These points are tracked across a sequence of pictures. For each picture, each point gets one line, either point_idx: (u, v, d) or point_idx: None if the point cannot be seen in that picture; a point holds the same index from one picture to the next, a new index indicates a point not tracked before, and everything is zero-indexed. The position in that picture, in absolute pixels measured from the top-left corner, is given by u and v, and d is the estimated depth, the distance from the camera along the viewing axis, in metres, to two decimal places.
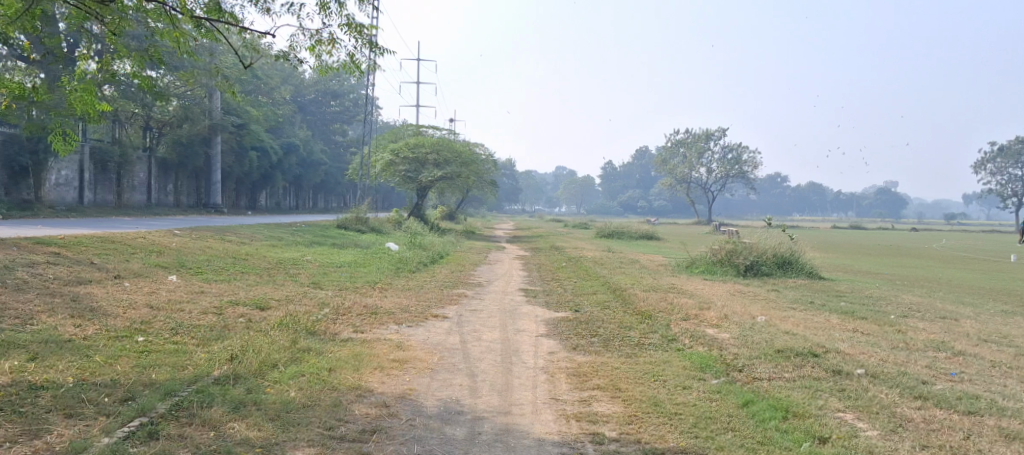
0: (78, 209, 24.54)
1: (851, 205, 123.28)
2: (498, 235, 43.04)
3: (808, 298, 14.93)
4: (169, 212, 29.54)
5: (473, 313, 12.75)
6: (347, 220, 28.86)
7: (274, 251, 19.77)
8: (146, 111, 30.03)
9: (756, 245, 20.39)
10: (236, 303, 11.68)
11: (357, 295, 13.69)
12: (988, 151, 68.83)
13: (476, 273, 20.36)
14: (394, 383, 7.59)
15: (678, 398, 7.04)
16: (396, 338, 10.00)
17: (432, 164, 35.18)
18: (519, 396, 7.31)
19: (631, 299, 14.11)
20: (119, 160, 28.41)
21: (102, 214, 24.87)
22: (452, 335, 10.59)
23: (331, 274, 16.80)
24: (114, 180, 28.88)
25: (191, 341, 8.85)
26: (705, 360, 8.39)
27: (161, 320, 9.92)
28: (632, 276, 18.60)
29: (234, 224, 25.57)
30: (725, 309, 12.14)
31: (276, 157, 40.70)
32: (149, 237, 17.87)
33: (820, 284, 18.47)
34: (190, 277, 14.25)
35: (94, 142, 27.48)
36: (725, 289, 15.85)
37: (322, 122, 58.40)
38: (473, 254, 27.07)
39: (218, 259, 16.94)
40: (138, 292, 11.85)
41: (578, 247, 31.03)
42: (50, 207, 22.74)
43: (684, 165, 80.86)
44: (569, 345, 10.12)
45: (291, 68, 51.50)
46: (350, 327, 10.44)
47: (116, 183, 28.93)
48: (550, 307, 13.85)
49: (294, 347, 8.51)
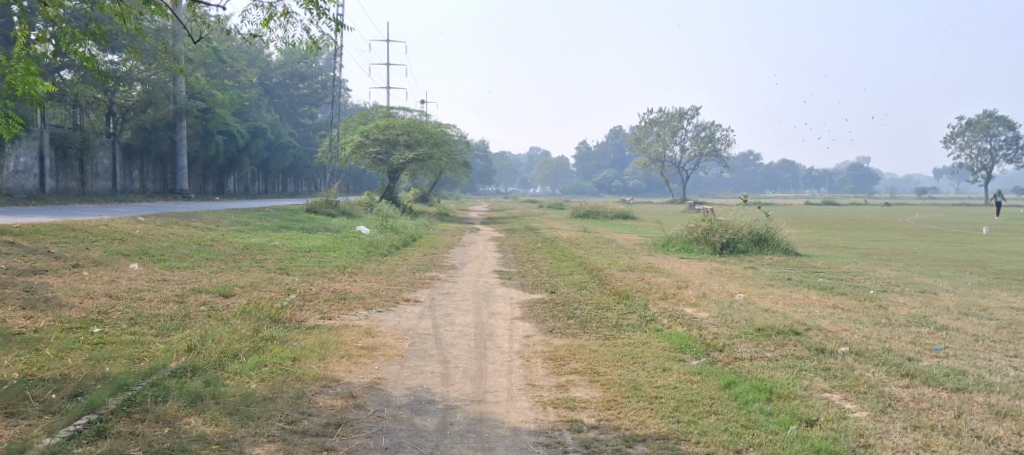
0: (39, 198, 23.86)
1: (823, 181, 124.18)
2: (472, 217, 42.69)
3: (785, 275, 14.76)
4: (135, 199, 28.87)
5: (446, 296, 12.45)
6: (316, 204, 28.38)
7: (241, 237, 19.31)
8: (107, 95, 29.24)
9: (731, 222, 20.24)
10: (199, 291, 11.27)
11: (326, 280, 13.34)
12: (958, 125, 69.38)
13: (449, 255, 20.05)
14: (363, 373, 7.25)
15: (658, 381, 6.77)
16: (366, 325, 9.69)
17: (404, 146, 34.75)
18: (494, 383, 7.01)
19: (607, 279, 13.87)
20: (81, 146, 27.66)
21: (64, 202, 24.17)
22: (424, 320, 10.30)
23: (300, 258, 16.41)
24: (76, 167, 28.12)
25: (149, 331, 8.45)
26: (685, 341, 8.13)
27: (119, 309, 9.51)
28: (607, 256, 18.36)
29: (201, 210, 25.02)
30: (703, 287, 11.92)
31: (243, 141, 39.97)
32: (110, 224, 17.35)
33: (797, 260, 18.35)
34: (152, 265, 13.82)
35: (54, 128, 26.69)
36: (702, 267, 15.65)
37: (289, 106, 57.55)
38: (447, 236, 26.73)
39: (183, 246, 16.49)
40: (96, 281, 11.41)
41: (552, 227, 30.74)
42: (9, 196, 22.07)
43: (658, 144, 80.83)
44: (544, 327, 9.85)
45: (257, 50, 50.61)
46: (318, 315, 10.10)
47: (78, 170, 28.13)
48: (525, 289, 13.58)
49: (257, 337, 8.14)
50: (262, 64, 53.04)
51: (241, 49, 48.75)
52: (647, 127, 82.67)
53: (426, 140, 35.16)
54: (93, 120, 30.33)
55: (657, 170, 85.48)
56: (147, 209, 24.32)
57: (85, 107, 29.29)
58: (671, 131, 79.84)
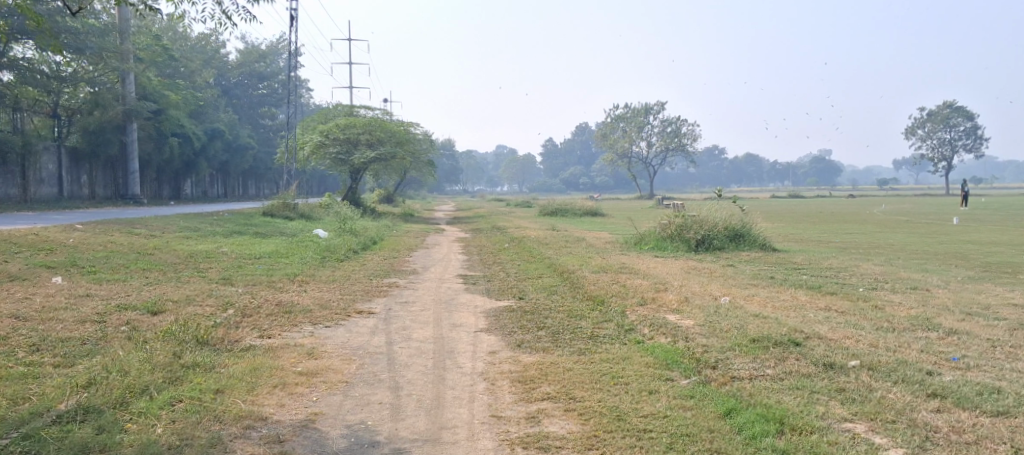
0: None
1: (788, 174, 124.51)
2: (439, 218, 41.53)
3: (768, 273, 13.85)
4: (82, 206, 27.28)
5: (404, 306, 11.32)
6: (273, 207, 27.07)
7: (187, 244, 18.00)
8: (52, 95, 27.66)
9: (705, 217, 19.36)
10: (125, 307, 10.12)
11: (271, 291, 12.16)
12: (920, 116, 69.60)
13: (410, 259, 18.92)
14: (297, 407, 6.18)
15: (645, 408, 5.71)
16: (308, 344, 8.54)
17: (365, 145, 33.60)
18: (452, 415, 5.95)
19: (579, 283, 12.85)
20: (24, 151, 25.94)
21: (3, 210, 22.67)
22: (376, 335, 9.19)
23: (248, 266, 15.25)
24: (18, 172, 26.46)
25: (49, 362, 7.38)
26: (671, 356, 7.09)
27: (22, 335, 8.43)
28: (577, 256, 17.34)
29: (149, 215, 23.55)
30: (684, 289, 10.94)
31: (200, 143, 38.43)
32: (41, 234, 15.97)
33: (776, 256, 17.49)
34: (78, 278, 12.54)
35: None
36: (678, 267, 14.68)
37: (248, 106, 55.94)
38: (409, 237, 25.56)
39: (119, 256, 15.18)
40: (7, 301, 10.21)
41: (520, 227, 29.66)
42: None
43: (624, 140, 80.21)
44: (511, 341, 8.79)
45: (211, 50, 49.07)
46: (255, 333, 8.95)
47: (20, 176, 26.48)
48: (491, 295, 12.50)
49: (176, 365, 7.04)
50: (219, 63, 51.33)
51: (195, 49, 47.06)
52: (614, 123, 82.04)
53: (389, 139, 33.99)
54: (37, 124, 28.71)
55: (624, 166, 84.82)
56: (90, 216, 22.88)
57: (28, 109, 27.65)
58: (637, 126, 79.26)
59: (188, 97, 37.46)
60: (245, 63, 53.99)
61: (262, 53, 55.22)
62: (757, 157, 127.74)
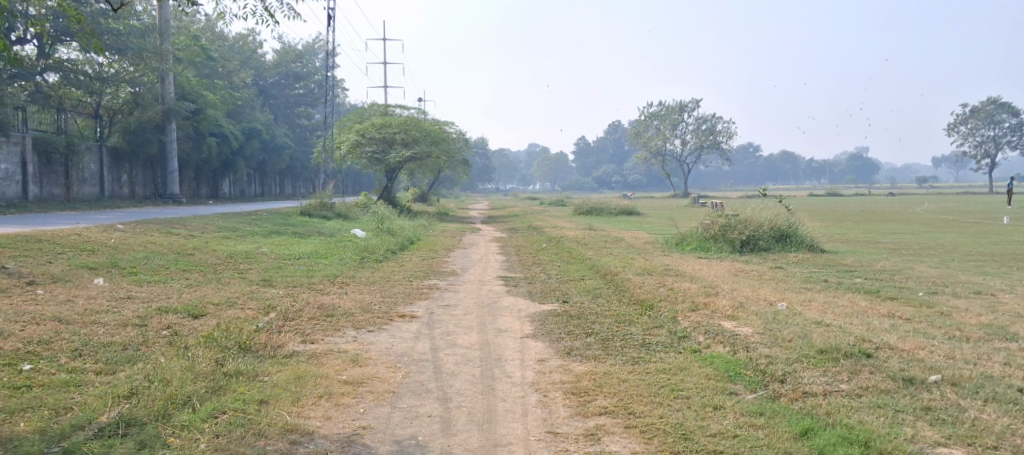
0: (24, 207, 22.76)
1: (825, 172, 122.55)
2: (474, 217, 41.32)
3: (820, 276, 13.36)
4: (123, 206, 27.33)
5: (446, 310, 11.04)
6: (310, 206, 27.00)
7: (226, 244, 17.91)
8: (93, 96, 28.10)
9: (750, 218, 18.88)
10: (166, 310, 9.98)
11: (312, 294, 11.96)
12: (963, 112, 67.99)
13: (448, 259, 18.66)
14: (345, 420, 5.94)
15: (713, 427, 5.47)
16: (352, 350, 8.30)
17: (401, 144, 33.44)
18: (506, 431, 5.69)
19: (624, 286, 12.48)
20: (65, 151, 25.98)
21: (45, 210, 22.81)
22: (420, 341, 8.92)
23: (287, 267, 15.10)
24: (61, 173, 26.47)
25: (90, 369, 7.22)
26: (733, 367, 6.77)
27: (64, 339, 8.31)
28: (619, 258, 16.93)
29: (188, 215, 23.52)
30: (736, 294, 10.53)
31: (237, 143, 38.58)
32: (82, 234, 15.98)
33: (825, 257, 16.95)
34: (119, 280, 12.45)
35: (37, 133, 25.26)
36: (726, 270, 14.25)
37: (284, 106, 56.19)
38: (446, 237, 25.31)
39: (160, 256, 15.11)
40: (49, 303, 10.13)
41: (557, 226, 29.27)
42: None
43: (658, 137, 79.36)
44: (559, 348, 8.47)
45: (248, 50, 49.35)
46: (297, 338, 8.73)
47: (63, 176, 26.62)
48: (534, 298, 12.18)
49: (219, 372, 6.84)
50: (256, 63, 51.63)
51: (233, 49, 47.41)
52: (648, 121, 81.27)
53: (424, 138, 33.86)
54: (80, 125, 29.02)
55: (658, 164, 83.94)
56: (130, 216, 22.95)
57: (70, 110, 27.90)
58: (672, 124, 78.39)
59: (225, 97, 37.63)
60: (282, 63, 54.25)
61: (298, 53, 55.47)
62: (793, 154, 125.94)
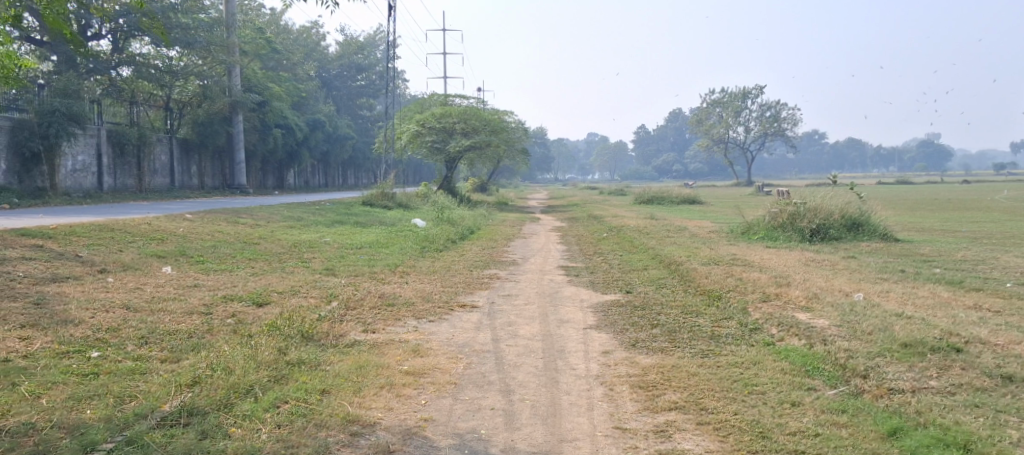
0: (99, 197, 23.34)
1: (894, 159, 118.94)
2: (534, 206, 41.14)
3: (897, 267, 12.81)
4: (192, 196, 27.87)
5: (507, 300, 10.87)
6: (372, 196, 27.14)
7: (291, 233, 18.09)
8: (165, 89, 28.79)
9: (819, 206, 18.36)
10: (231, 298, 10.03)
11: (373, 283, 11.92)
12: None
13: (508, 249, 18.51)
14: (406, 412, 5.82)
15: (790, 424, 5.26)
16: (413, 340, 8.19)
17: (461, 134, 33.41)
18: (571, 426, 5.50)
19: (690, 276, 12.13)
20: (138, 142, 26.55)
21: (118, 200, 23.35)
22: (482, 332, 8.77)
23: (349, 256, 15.13)
24: (134, 164, 27.14)
25: (156, 356, 7.24)
26: (811, 361, 6.47)
27: (132, 326, 8.39)
28: (683, 247, 16.54)
29: (255, 205, 23.84)
30: (809, 285, 10.12)
31: (302, 134, 39.07)
32: (153, 223, 16.30)
33: (900, 247, 16.31)
34: (187, 268, 12.62)
35: (111, 125, 25.84)
36: (796, 259, 13.79)
37: (346, 97, 56.79)
38: (506, 227, 25.18)
39: (226, 245, 15.30)
40: (120, 290, 10.28)
41: (618, 216, 28.89)
42: (66, 195, 22.05)
43: (720, 125, 78.00)
44: (625, 340, 8.24)
45: (311, 42, 49.98)
46: (359, 328, 8.67)
47: (136, 167, 27.25)
48: (596, 288, 11.94)
49: (281, 360, 6.80)
50: (319, 55, 52.28)
51: (297, 42, 48.07)
52: (709, 108, 79.83)
53: (484, 128, 33.60)
54: (152, 117, 29.71)
55: (720, 153, 82.53)
56: (200, 206, 23.37)
57: (143, 103, 28.54)
58: (734, 111, 76.89)
59: (289, 89, 38.16)
60: (345, 55, 54.86)
61: (361, 45, 55.99)
62: (860, 142, 122.58)
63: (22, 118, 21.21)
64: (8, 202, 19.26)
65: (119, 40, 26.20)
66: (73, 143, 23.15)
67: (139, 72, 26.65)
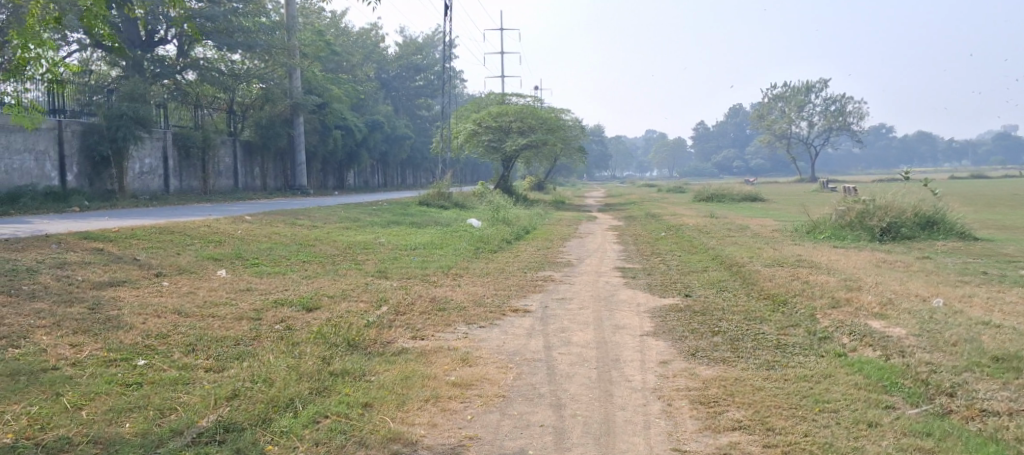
0: (164, 199, 23.66)
1: (966, 153, 114.84)
2: (590, 205, 40.64)
3: (975, 269, 12.11)
4: (255, 198, 28.09)
5: (562, 304, 10.53)
6: (428, 196, 27.07)
7: (346, 234, 18.04)
8: (229, 93, 29.18)
9: (890, 204, 17.64)
10: (282, 303, 9.88)
11: (425, 286, 11.67)
12: None
13: (565, 249, 18.16)
14: (450, 429, 5.60)
15: (867, 448, 4.96)
16: (462, 348, 7.90)
17: (517, 133, 33.15)
18: (625, 447, 5.22)
19: (754, 278, 11.61)
20: (203, 145, 26.85)
21: (183, 202, 23.64)
22: (534, 339, 8.44)
23: (403, 258, 14.96)
24: (199, 166, 27.45)
25: (201, 364, 7.07)
26: (888, 376, 6.05)
27: (180, 333, 8.24)
28: (745, 247, 15.94)
29: (314, 206, 23.95)
30: (883, 291, 9.55)
31: (360, 135, 39.28)
32: (212, 225, 16.38)
33: (978, 247, 15.49)
34: (241, 271, 12.53)
35: (177, 128, 26.20)
36: (866, 261, 13.18)
37: (404, 98, 57.06)
38: (563, 226, 24.82)
39: (282, 247, 15.26)
40: (173, 295, 10.19)
41: (677, 214, 28.28)
42: (133, 197, 22.39)
43: (783, 120, 76.24)
44: (684, 348, 7.84)
45: (370, 43, 50.33)
46: (408, 334, 8.43)
47: (200, 169, 27.53)
48: (654, 291, 11.50)
49: (325, 371, 6.61)
50: (377, 57, 52.67)
51: (355, 43, 48.42)
52: (771, 103, 78.05)
53: (540, 126, 33.32)
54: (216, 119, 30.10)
55: (783, 148, 80.68)
56: (261, 207, 23.55)
57: (207, 106, 28.93)
58: (798, 106, 75.03)
59: (348, 90, 38.41)
60: (403, 56, 55.18)
61: (419, 45, 56.23)
62: (930, 135, 118.72)
63: (92, 122, 21.58)
64: (76, 204, 19.65)
65: (184, 45, 26.89)
66: (140, 146, 23.44)
67: (205, 76, 27.26)
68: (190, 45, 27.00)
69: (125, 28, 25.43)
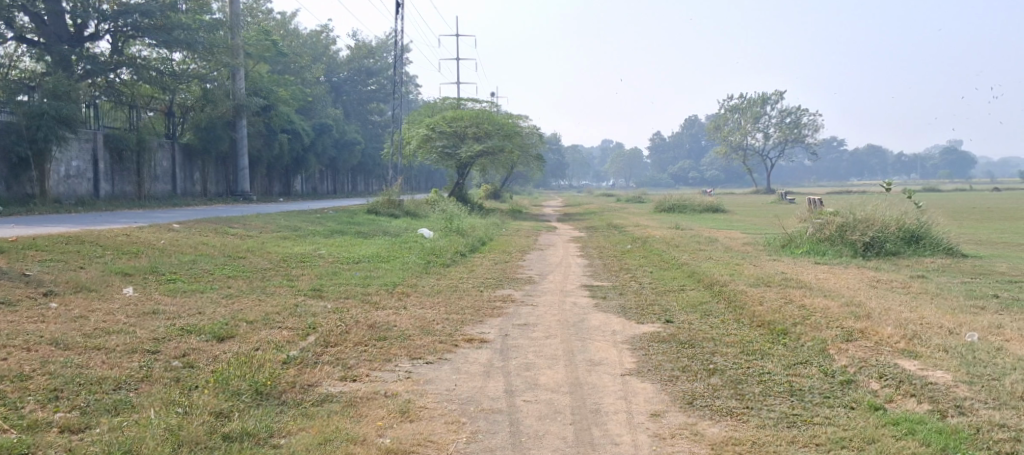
0: (91, 205, 21.59)
1: (915, 167, 116.30)
2: (547, 214, 39.23)
3: (981, 292, 10.94)
4: (194, 205, 25.97)
5: (525, 332, 8.98)
6: (378, 203, 25.45)
7: (283, 246, 16.27)
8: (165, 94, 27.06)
9: (872, 216, 16.55)
10: (188, 331, 8.10)
11: (364, 309, 10.01)
12: None
13: (524, 263, 16.67)
14: None
15: None
16: (403, 393, 6.33)
17: (473, 138, 31.66)
18: None
19: (740, 300, 10.22)
20: (137, 148, 24.72)
21: (113, 208, 21.61)
22: (491, 380, 6.87)
23: (344, 273, 13.29)
24: (134, 170, 25.28)
25: (55, 420, 5.40)
26: (954, 444, 4.91)
27: (47, 373, 6.37)
28: (723, 262, 14.62)
29: (253, 213, 22.16)
30: (900, 321, 8.22)
31: (309, 139, 37.33)
32: (131, 234, 14.52)
33: (968, 265, 14.48)
34: (152, 289, 10.67)
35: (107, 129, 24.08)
36: (861, 282, 11.93)
37: (357, 103, 55.10)
38: (521, 237, 23.35)
39: (207, 260, 13.46)
40: (57, 320, 8.33)
41: (640, 225, 27.05)
42: (55, 203, 20.30)
43: (738, 131, 75.82)
44: (677, 393, 6.40)
45: (320, 45, 48.35)
46: (336, 373, 6.80)
47: (135, 173, 25.31)
48: (629, 315, 10.01)
49: (218, 435, 5.26)
50: (328, 60, 50.80)
51: (304, 44, 46.41)
52: (727, 114, 77.52)
53: (497, 132, 31.89)
54: (153, 120, 27.96)
55: (738, 160, 80.29)
56: (197, 214, 21.68)
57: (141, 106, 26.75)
58: (754, 117, 74.63)
59: (296, 93, 36.48)
60: (355, 59, 53.41)
61: (372, 49, 54.50)
62: (880, 148, 120.16)
63: (9, 121, 19.52)
64: None
65: (119, 40, 24.59)
66: (64, 148, 21.35)
67: (144, 77, 25.16)
68: (125, 41, 24.71)
69: (52, 21, 22.94)
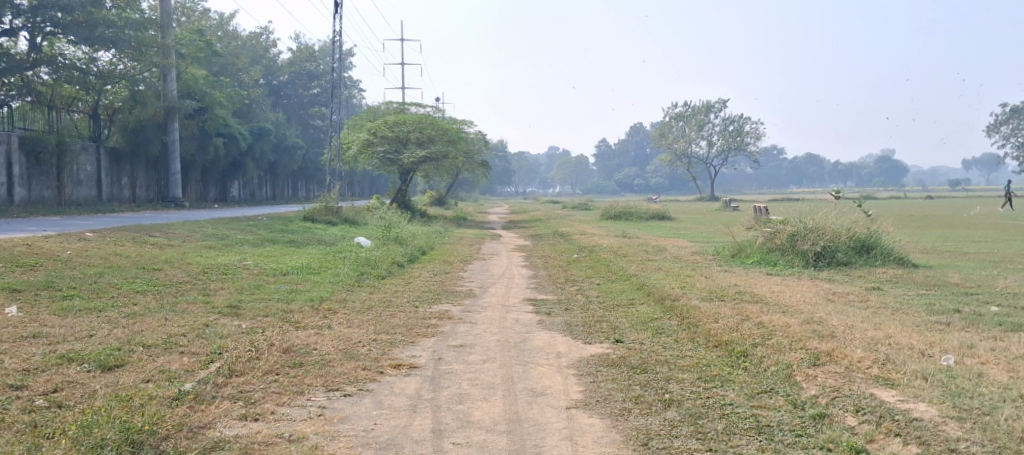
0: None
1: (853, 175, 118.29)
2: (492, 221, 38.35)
3: (943, 305, 10.41)
4: (120, 211, 24.38)
5: (460, 356, 8.09)
6: (315, 211, 24.29)
7: (205, 256, 15.09)
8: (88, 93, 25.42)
9: (824, 225, 16.05)
10: (69, 360, 7.02)
11: (282, 329, 9.00)
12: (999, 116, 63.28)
13: (464, 274, 15.77)
14: None
15: None
16: (313, 436, 5.45)
17: (415, 144, 30.79)
18: None
19: (694, 317, 9.45)
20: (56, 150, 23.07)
21: (25, 215, 20.10)
22: (418, 416, 5.98)
23: (267, 287, 12.19)
24: (53, 174, 23.61)
25: None
26: None
27: None
28: (672, 274, 13.93)
29: (180, 220, 20.90)
30: (869, 341, 7.54)
31: (245, 143, 35.83)
32: (32, 245, 13.19)
33: (921, 276, 14.06)
34: (41, 308, 9.46)
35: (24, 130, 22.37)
36: (816, 295, 11.31)
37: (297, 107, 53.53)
38: (464, 246, 22.44)
39: (115, 273, 12.24)
40: None
41: (586, 233, 26.31)
42: None
43: (682, 139, 75.98)
44: (630, 430, 5.62)
45: (258, 47, 46.77)
46: (235, 411, 5.86)
47: (55, 177, 23.68)
48: (576, 335, 9.16)
49: None
50: (267, 62, 49.18)
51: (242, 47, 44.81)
52: (671, 121, 77.70)
53: (440, 137, 30.95)
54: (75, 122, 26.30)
55: (682, 167, 80.50)
56: (117, 221, 20.30)
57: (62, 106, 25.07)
58: (698, 125, 74.90)
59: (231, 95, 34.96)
60: (295, 62, 51.81)
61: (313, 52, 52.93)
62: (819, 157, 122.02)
63: None
64: None
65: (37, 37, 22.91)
66: None
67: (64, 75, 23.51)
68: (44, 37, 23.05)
69: None
